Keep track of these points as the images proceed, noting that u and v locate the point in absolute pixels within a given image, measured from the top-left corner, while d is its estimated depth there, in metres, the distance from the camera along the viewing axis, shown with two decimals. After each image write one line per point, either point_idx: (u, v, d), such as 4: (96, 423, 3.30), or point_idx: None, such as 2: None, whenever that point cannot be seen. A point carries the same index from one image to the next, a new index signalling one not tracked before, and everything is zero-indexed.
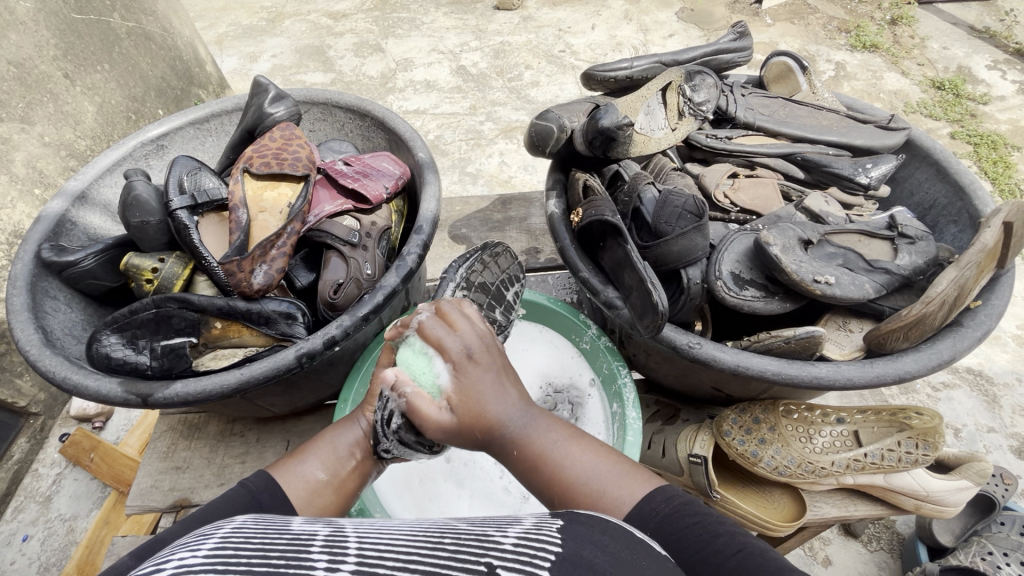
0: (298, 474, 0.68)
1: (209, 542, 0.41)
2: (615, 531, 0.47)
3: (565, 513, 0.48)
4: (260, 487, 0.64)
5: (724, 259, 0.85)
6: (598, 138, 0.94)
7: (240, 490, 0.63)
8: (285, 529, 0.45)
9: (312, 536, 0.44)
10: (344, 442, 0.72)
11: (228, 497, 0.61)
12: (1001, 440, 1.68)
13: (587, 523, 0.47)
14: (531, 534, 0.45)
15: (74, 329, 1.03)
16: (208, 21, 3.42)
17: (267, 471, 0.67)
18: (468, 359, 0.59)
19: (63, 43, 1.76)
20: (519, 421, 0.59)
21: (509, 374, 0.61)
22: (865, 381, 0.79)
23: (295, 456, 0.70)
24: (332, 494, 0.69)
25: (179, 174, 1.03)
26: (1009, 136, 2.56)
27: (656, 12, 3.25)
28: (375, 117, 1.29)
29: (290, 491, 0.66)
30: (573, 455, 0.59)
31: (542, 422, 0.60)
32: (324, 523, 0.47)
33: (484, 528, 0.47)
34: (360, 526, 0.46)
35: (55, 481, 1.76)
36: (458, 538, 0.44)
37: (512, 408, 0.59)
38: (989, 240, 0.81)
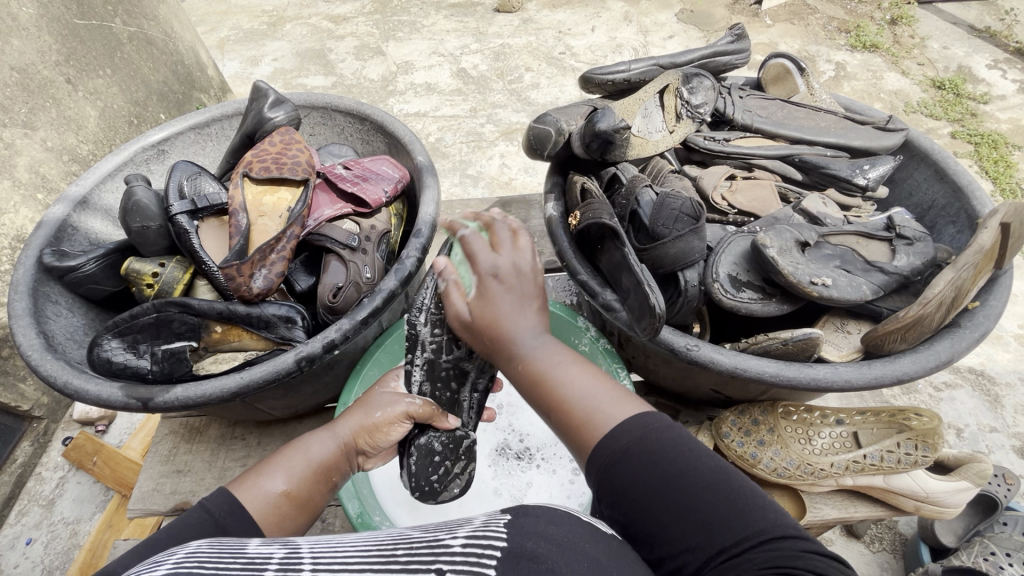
0: (262, 490, 0.67)
1: (161, 569, 0.42)
2: (563, 519, 0.47)
3: (514, 507, 0.48)
4: (224, 513, 0.62)
5: (722, 261, 0.85)
6: (595, 141, 0.94)
7: (203, 517, 0.60)
8: (241, 551, 0.45)
9: (268, 556, 0.44)
10: (315, 455, 0.75)
11: (189, 525, 0.58)
12: (1003, 440, 1.68)
13: (535, 515, 0.47)
14: (479, 531, 0.45)
15: (76, 334, 1.03)
16: (210, 25, 3.43)
17: (228, 490, 0.65)
18: (493, 277, 0.61)
19: (66, 48, 1.77)
20: (532, 342, 0.60)
21: (537, 300, 0.63)
22: (863, 383, 0.79)
23: (261, 471, 0.69)
24: (297, 511, 0.69)
25: (180, 179, 1.04)
26: (1010, 135, 2.56)
27: (655, 13, 3.26)
28: (374, 120, 1.30)
29: (254, 508, 0.65)
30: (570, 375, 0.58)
31: (550, 345, 0.60)
32: (279, 543, 0.47)
33: (436, 532, 0.46)
34: (316, 544, 0.46)
35: (58, 484, 1.77)
36: (411, 546, 0.44)
37: (528, 328, 0.61)
38: (986, 241, 0.81)
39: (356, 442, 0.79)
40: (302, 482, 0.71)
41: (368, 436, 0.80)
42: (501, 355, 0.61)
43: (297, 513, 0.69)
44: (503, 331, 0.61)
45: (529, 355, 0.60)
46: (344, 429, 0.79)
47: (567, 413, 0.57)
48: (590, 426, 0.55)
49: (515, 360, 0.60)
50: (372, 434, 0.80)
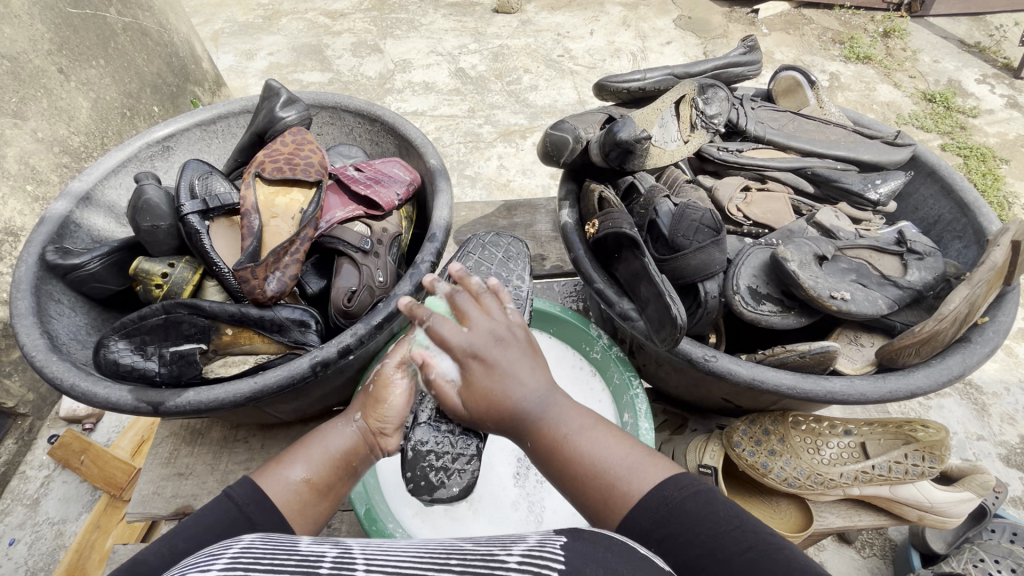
0: (281, 478, 0.67)
1: (218, 564, 0.43)
2: (621, 552, 0.47)
3: (570, 531, 0.50)
4: (246, 500, 0.64)
5: (741, 273, 0.86)
6: (615, 151, 0.94)
7: (226, 504, 0.63)
8: (294, 547, 0.47)
9: (320, 555, 0.46)
10: (334, 444, 0.73)
11: (209, 513, 0.61)
12: (990, 449, 1.72)
13: (591, 540, 0.48)
14: (535, 551, 0.46)
15: (79, 334, 1.01)
16: (203, 17, 3.38)
17: (251, 479, 0.66)
18: (472, 354, 0.64)
19: (58, 37, 1.73)
20: (539, 401, 0.65)
21: (533, 355, 0.67)
22: (878, 397, 0.81)
23: (280, 461, 0.70)
24: (318, 498, 0.69)
25: (191, 178, 1.02)
26: (998, 149, 2.62)
27: (654, 18, 3.27)
28: (385, 122, 1.29)
29: (277, 497, 0.66)
30: (596, 445, 0.63)
31: (560, 404, 0.66)
32: (331, 543, 0.49)
33: (489, 547, 0.49)
34: (367, 546, 0.49)
35: (44, 483, 1.73)
36: (464, 558, 0.47)
37: (535, 389, 0.65)
38: (999, 258, 0.83)
39: (370, 424, 0.76)
40: (319, 469, 0.70)
41: (377, 412, 0.77)
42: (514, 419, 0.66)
43: (317, 501, 0.68)
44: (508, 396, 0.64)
45: (540, 419, 0.65)
46: (358, 414, 0.77)
47: (592, 481, 0.61)
48: (623, 492, 0.59)
49: (526, 422, 0.65)
50: (380, 408, 0.77)
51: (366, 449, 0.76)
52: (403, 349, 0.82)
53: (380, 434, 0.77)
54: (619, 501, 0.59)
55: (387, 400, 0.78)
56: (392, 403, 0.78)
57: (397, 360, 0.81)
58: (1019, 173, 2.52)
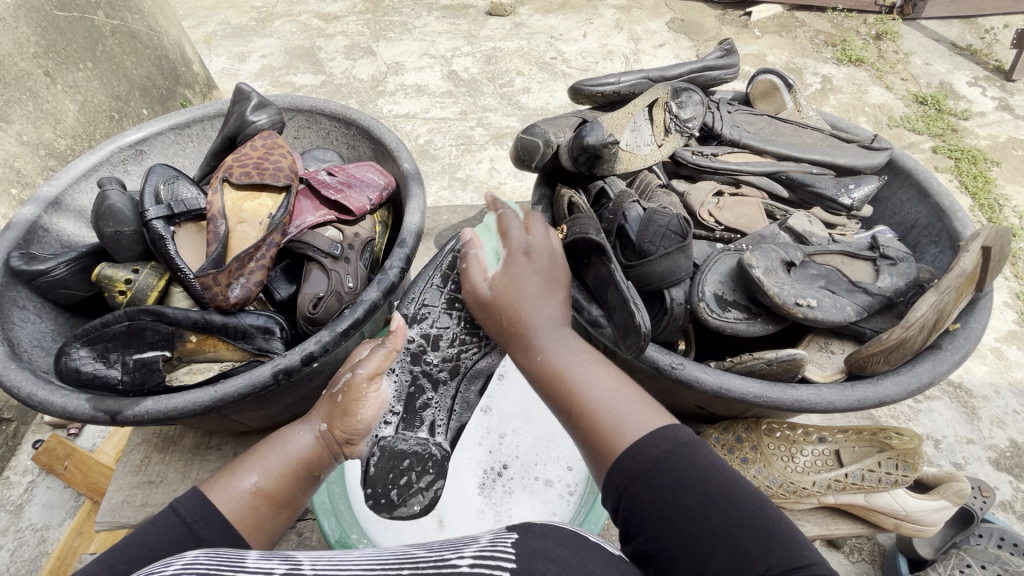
0: (234, 487, 0.63)
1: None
2: (567, 541, 0.47)
3: (521, 526, 0.48)
4: (195, 515, 0.59)
5: (708, 280, 0.84)
6: (584, 155, 0.93)
7: (172, 517, 0.57)
8: (241, 562, 0.45)
9: (269, 571, 0.43)
10: (293, 450, 0.71)
11: (151, 528, 0.55)
12: (979, 452, 1.70)
13: (543, 535, 0.47)
14: (487, 551, 0.45)
15: (44, 341, 1.00)
16: (198, 19, 3.37)
17: (201, 491, 0.62)
18: (523, 253, 0.72)
19: (45, 40, 1.72)
20: (550, 338, 0.65)
21: (561, 289, 0.71)
22: (845, 405, 0.79)
23: (233, 470, 0.66)
24: (273, 509, 0.65)
25: (156, 183, 1.00)
26: (990, 151, 2.61)
27: (647, 21, 3.27)
28: (361, 126, 1.27)
29: (230, 510, 0.61)
30: (593, 377, 0.60)
31: (567, 341, 0.64)
32: (280, 556, 0.46)
33: (442, 552, 0.46)
34: (317, 561, 0.46)
35: (26, 489, 1.71)
36: (416, 565, 0.44)
37: (549, 318, 0.67)
38: (967, 264, 0.82)
39: (334, 434, 0.75)
40: (276, 479, 0.67)
41: (343, 423, 0.75)
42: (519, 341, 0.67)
43: (273, 511, 0.65)
44: (523, 315, 0.68)
45: (547, 354, 0.63)
46: (321, 421, 0.75)
47: (586, 414, 0.57)
48: (614, 436, 0.54)
49: (532, 355, 0.64)
50: (347, 419, 0.75)
51: (329, 457, 0.75)
52: (376, 360, 0.79)
53: (345, 444, 0.76)
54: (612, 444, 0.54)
55: (356, 412, 0.76)
56: (361, 418, 0.77)
57: (369, 375, 0.78)
58: (1011, 175, 2.51)
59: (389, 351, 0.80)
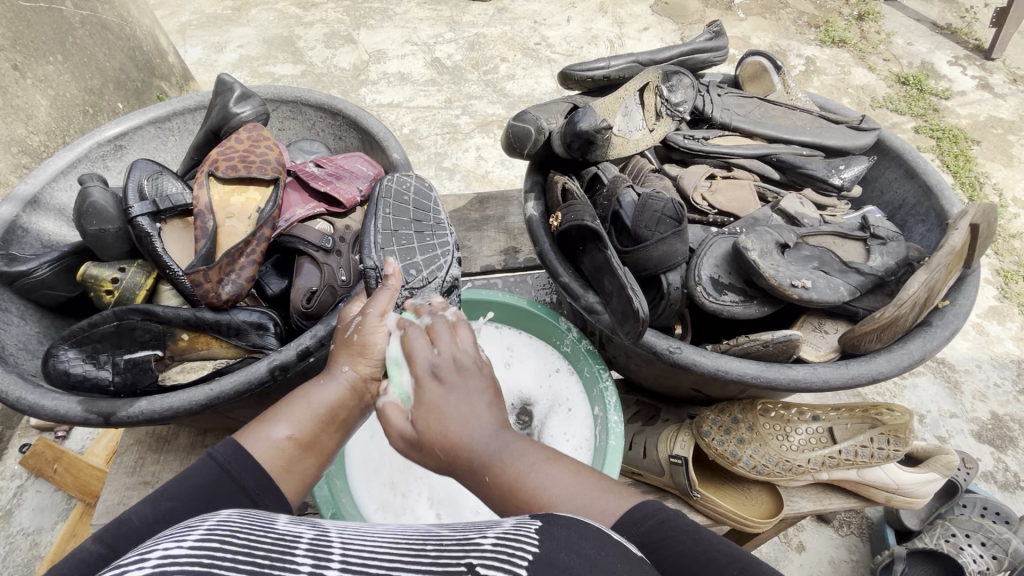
0: (265, 437, 0.68)
1: (193, 535, 0.43)
2: (593, 534, 0.46)
3: (544, 515, 0.48)
4: (229, 459, 0.64)
5: (704, 264, 0.85)
6: (576, 141, 0.92)
7: (207, 463, 0.63)
8: (270, 525, 0.47)
9: (297, 535, 0.45)
10: (318, 400, 0.72)
11: (193, 472, 0.62)
12: (962, 425, 1.75)
13: (566, 525, 0.47)
14: (509, 535, 0.45)
15: (29, 343, 0.97)
16: (170, 9, 3.26)
17: (234, 439, 0.67)
18: (433, 374, 0.62)
19: (11, 32, 1.65)
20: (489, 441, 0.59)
21: (492, 391, 0.62)
22: (840, 383, 0.81)
23: (263, 420, 0.69)
24: (304, 455, 0.69)
25: (139, 178, 0.98)
26: (970, 131, 2.64)
27: (631, 4, 3.24)
28: (347, 115, 1.25)
29: (261, 455, 0.66)
30: (539, 475, 0.58)
31: (510, 442, 0.59)
32: (307, 524, 0.48)
33: (467, 531, 0.48)
34: (343, 530, 0.48)
35: (15, 493, 1.68)
36: (440, 544, 0.46)
37: (481, 426, 0.59)
38: (957, 241, 0.83)
39: (360, 373, 0.74)
40: (305, 427, 0.70)
41: (367, 360, 0.74)
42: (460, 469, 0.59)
43: (304, 457, 0.69)
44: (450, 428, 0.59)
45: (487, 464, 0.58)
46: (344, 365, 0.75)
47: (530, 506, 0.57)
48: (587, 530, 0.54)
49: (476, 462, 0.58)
50: (369, 357, 0.74)
51: (355, 399, 0.74)
52: (383, 300, 0.78)
53: (372, 379, 0.75)
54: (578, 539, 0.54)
55: (375, 347, 0.75)
56: (379, 349, 0.74)
57: (382, 310, 0.77)
58: (990, 154, 2.55)
59: (393, 291, 0.80)
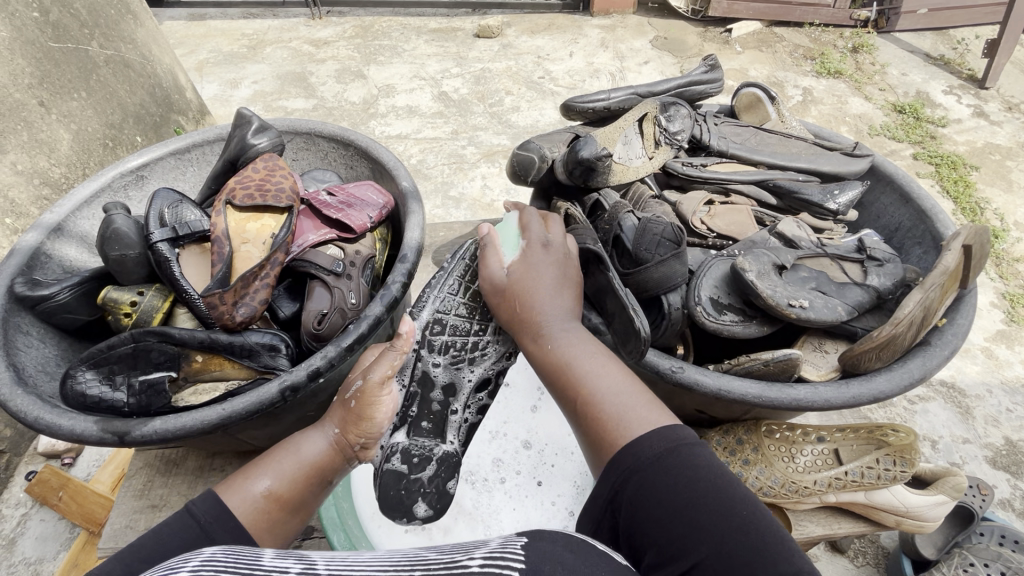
0: (249, 493, 0.67)
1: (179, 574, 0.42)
2: (576, 547, 0.48)
3: (532, 531, 0.49)
4: (209, 517, 0.62)
5: (703, 284, 0.87)
6: (578, 169, 0.96)
7: (185, 518, 0.61)
8: (257, 561, 0.46)
9: (284, 569, 0.44)
10: (306, 455, 0.74)
11: (167, 528, 0.59)
12: (976, 451, 1.73)
13: (551, 540, 0.47)
14: (496, 553, 0.45)
15: (48, 365, 1.00)
16: (188, 47, 3.42)
17: (216, 493, 0.66)
18: (513, 281, 0.77)
19: (39, 71, 1.73)
20: (561, 329, 0.72)
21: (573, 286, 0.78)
22: (841, 403, 0.82)
23: (248, 474, 0.69)
24: (286, 513, 0.69)
25: (160, 207, 1.02)
26: (968, 157, 2.69)
27: (631, 39, 3.37)
28: (358, 146, 1.30)
29: (242, 513, 0.65)
30: (596, 371, 0.66)
31: (577, 335, 0.72)
32: (295, 556, 0.47)
33: (452, 553, 0.48)
34: (332, 560, 0.47)
35: (19, 522, 1.68)
36: (428, 568, 0.45)
37: (561, 313, 0.74)
38: (951, 262, 0.85)
39: (347, 437, 0.76)
40: (289, 483, 0.70)
41: (356, 426, 0.75)
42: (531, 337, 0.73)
43: (286, 516, 0.69)
44: (531, 311, 0.74)
45: (558, 343, 0.70)
46: (333, 426, 0.76)
47: (596, 412, 0.62)
48: (614, 432, 0.60)
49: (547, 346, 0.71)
50: (360, 422, 0.75)
51: (340, 458, 0.76)
52: (386, 361, 0.77)
53: (357, 446, 0.77)
54: (613, 438, 0.59)
55: (370, 414, 0.75)
56: (376, 422, 0.76)
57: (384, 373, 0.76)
58: (990, 179, 2.58)
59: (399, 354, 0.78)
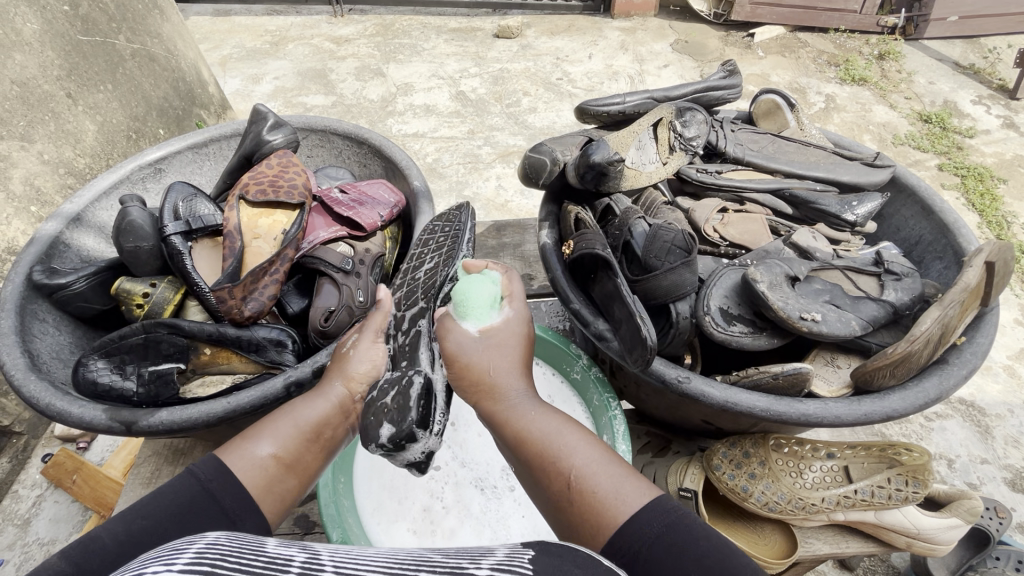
0: (249, 454, 0.68)
1: (183, 557, 0.41)
2: (583, 563, 0.47)
3: (539, 544, 0.49)
4: (210, 477, 0.65)
5: (713, 294, 0.86)
6: (589, 173, 0.95)
7: (188, 480, 0.64)
8: (260, 548, 0.45)
9: (289, 558, 0.44)
10: (304, 418, 0.74)
11: (171, 489, 0.62)
12: (994, 473, 1.67)
13: (559, 554, 0.47)
14: (504, 564, 0.45)
15: (62, 353, 1.02)
16: (213, 43, 3.47)
17: (217, 456, 0.68)
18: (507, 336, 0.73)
19: (67, 63, 1.76)
20: (520, 397, 0.69)
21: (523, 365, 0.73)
22: (853, 420, 0.80)
23: (248, 438, 0.70)
24: (285, 473, 0.70)
25: (175, 200, 1.04)
26: (996, 169, 2.62)
27: (651, 43, 3.34)
28: (372, 144, 1.31)
29: (243, 473, 0.66)
30: (569, 444, 0.63)
31: (536, 408, 0.68)
32: (298, 545, 0.47)
33: (458, 560, 0.47)
34: (335, 552, 0.47)
35: (35, 503, 1.71)
36: (433, 568, 0.45)
37: (518, 387, 0.70)
38: (972, 279, 0.82)
39: (347, 392, 0.78)
40: (289, 444, 0.71)
41: (353, 379, 0.79)
42: (491, 400, 0.69)
43: (286, 476, 0.70)
44: (493, 379, 0.70)
45: (520, 416, 0.67)
46: (333, 384, 0.78)
47: (576, 490, 0.60)
48: (606, 512, 0.57)
49: (507, 418, 0.68)
50: (355, 374, 0.79)
51: (340, 418, 0.77)
52: (376, 318, 0.84)
53: (356, 403, 0.79)
54: (601, 522, 0.57)
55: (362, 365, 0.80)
56: (366, 371, 0.80)
57: (373, 331, 0.83)
58: (1018, 192, 2.51)
59: (386, 314, 0.85)
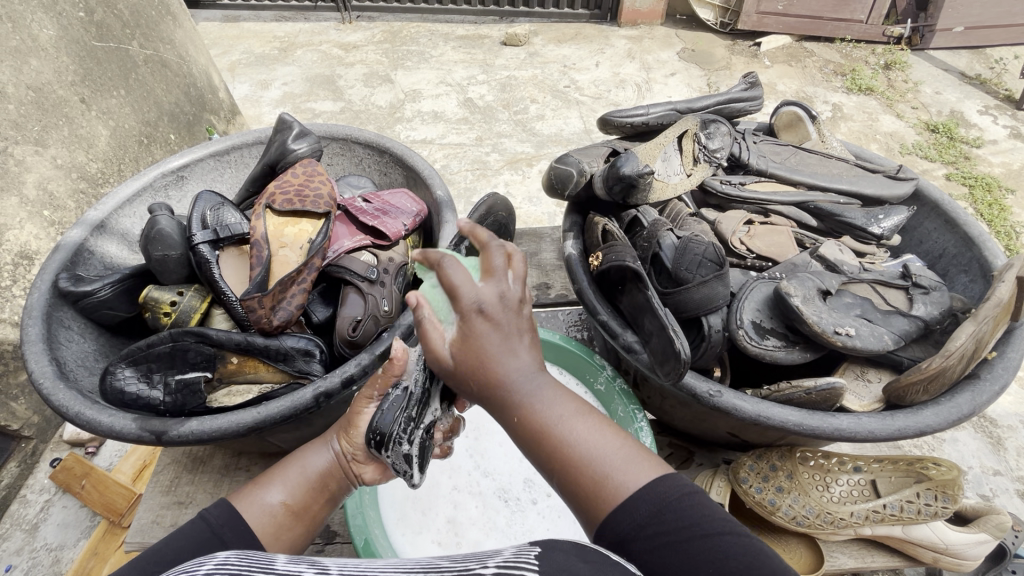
0: (259, 502, 0.68)
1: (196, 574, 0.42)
2: (591, 558, 0.45)
3: (545, 541, 0.47)
4: (222, 521, 0.64)
5: (745, 308, 0.86)
6: (618, 185, 0.96)
7: (200, 524, 0.62)
8: (269, 566, 0.45)
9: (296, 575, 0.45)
10: (312, 466, 0.75)
11: (183, 533, 0.60)
12: (1008, 484, 1.65)
13: (566, 549, 0.45)
14: (511, 562, 0.44)
15: (87, 360, 1.02)
16: (222, 48, 3.49)
17: (228, 501, 0.67)
18: (480, 312, 0.54)
19: (82, 69, 1.77)
20: (526, 382, 0.57)
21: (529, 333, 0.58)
22: (888, 435, 0.79)
23: (258, 484, 0.71)
24: (294, 521, 0.70)
25: (203, 209, 1.05)
26: (1003, 179, 2.62)
27: (658, 51, 3.35)
28: (393, 153, 1.31)
29: (253, 519, 0.66)
30: (578, 432, 0.56)
31: (546, 385, 0.58)
32: (307, 562, 0.48)
33: (466, 561, 0.46)
34: (344, 566, 0.47)
35: (43, 508, 1.70)
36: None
37: (521, 363, 0.56)
38: (1005, 294, 0.82)
39: (348, 448, 0.76)
40: (298, 492, 0.71)
41: (354, 436, 0.75)
42: (498, 392, 0.56)
43: (296, 525, 0.70)
44: (493, 369, 0.55)
45: (525, 405, 0.56)
46: (335, 436, 0.77)
47: (579, 471, 0.55)
48: (609, 492, 0.53)
49: (511, 403, 0.56)
50: (358, 433, 0.75)
51: (340, 471, 0.76)
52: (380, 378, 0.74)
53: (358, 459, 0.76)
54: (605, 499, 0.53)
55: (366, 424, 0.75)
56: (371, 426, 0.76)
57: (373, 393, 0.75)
58: None
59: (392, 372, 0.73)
